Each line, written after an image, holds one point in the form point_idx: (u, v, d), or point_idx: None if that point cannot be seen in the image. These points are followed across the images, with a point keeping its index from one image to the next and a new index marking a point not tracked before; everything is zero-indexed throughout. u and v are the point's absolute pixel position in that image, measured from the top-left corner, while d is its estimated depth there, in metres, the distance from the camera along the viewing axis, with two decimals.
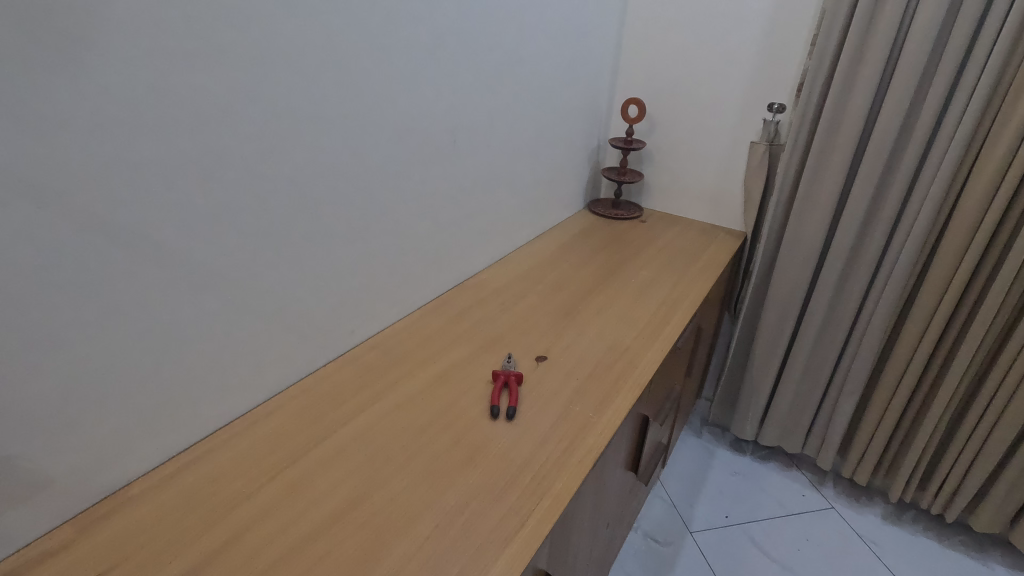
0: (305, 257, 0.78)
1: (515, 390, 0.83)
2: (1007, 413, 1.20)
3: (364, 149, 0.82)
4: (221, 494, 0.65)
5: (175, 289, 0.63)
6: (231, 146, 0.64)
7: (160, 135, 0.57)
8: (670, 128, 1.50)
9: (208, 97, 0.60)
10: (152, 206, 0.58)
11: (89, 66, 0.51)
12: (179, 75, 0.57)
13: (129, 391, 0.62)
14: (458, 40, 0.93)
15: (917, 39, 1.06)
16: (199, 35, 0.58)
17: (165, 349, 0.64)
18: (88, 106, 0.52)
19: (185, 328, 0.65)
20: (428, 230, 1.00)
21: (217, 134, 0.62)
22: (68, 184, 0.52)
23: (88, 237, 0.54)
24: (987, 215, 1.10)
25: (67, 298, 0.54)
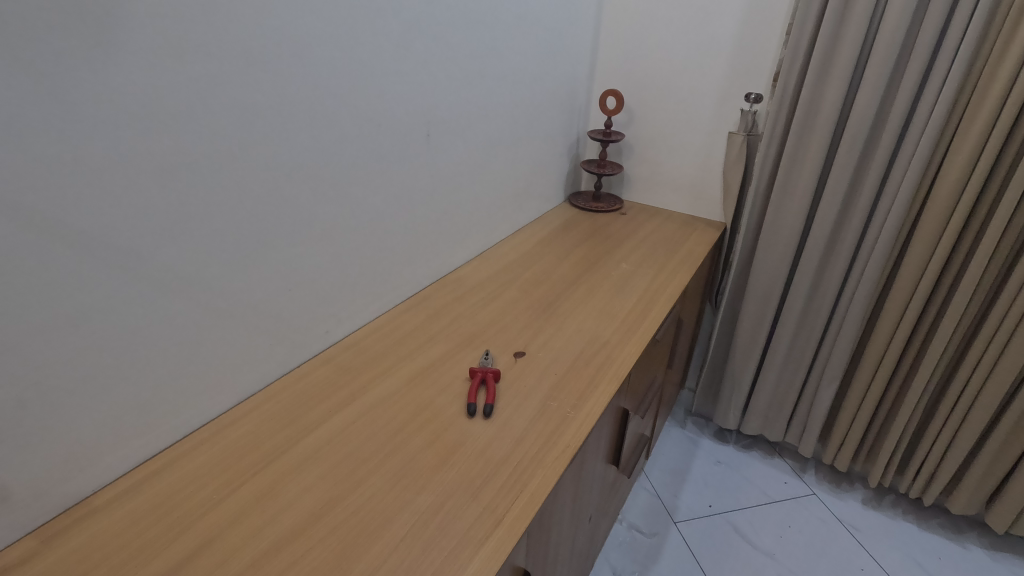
0: (276, 256, 0.76)
1: (492, 387, 0.82)
2: (982, 397, 1.21)
3: (335, 144, 0.81)
4: (193, 499, 0.64)
5: (139, 292, 0.61)
6: (196, 145, 0.62)
7: (119, 134, 0.56)
8: (649, 119, 1.49)
9: (168, 94, 0.58)
10: (110, 209, 0.57)
11: (36, 60, 0.49)
12: (136, 71, 0.55)
13: (94, 398, 0.60)
14: (430, 34, 0.92)
15: (890, 27, 1.06)
16: (157, 31, 0.56)
17: (128, 356, 0.62)
18: (33, 104, 0.49)
19: (151, 332, 0.64)
20: (403, 227, 0.98)
21: (177, 132, 0.60)
22: (22, 185, 0.50)
23: (44, 240, 0.53)
24: (961, 201, 1.11)
25: (19, 307, 0.52)
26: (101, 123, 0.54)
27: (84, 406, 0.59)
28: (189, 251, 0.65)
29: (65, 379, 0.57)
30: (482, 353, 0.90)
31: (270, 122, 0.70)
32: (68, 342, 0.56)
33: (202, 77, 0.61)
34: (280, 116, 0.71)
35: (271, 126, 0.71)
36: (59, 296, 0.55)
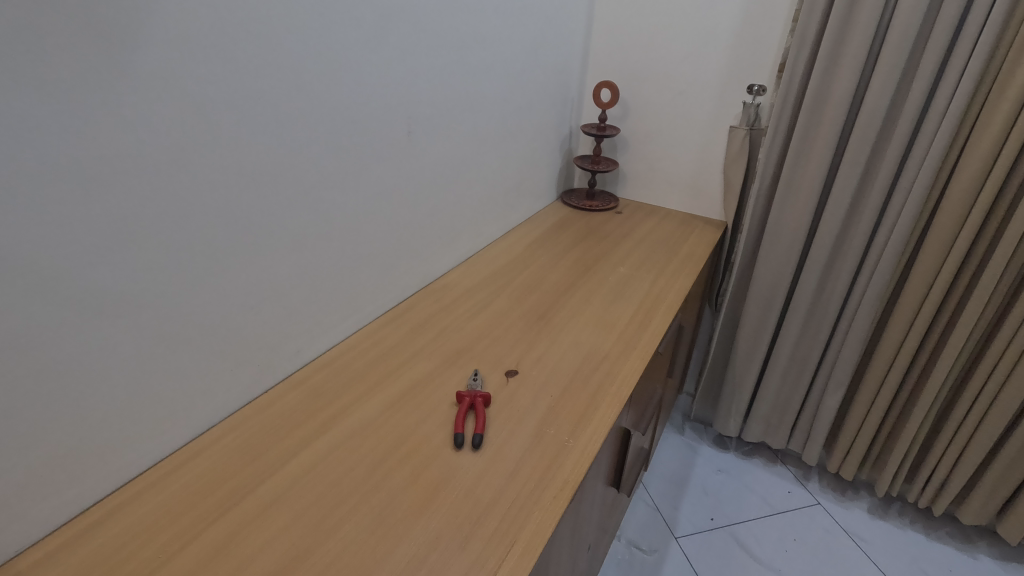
0: (234, 270, 0.67)
1: (482, 413, 0.74)
2: (997, 405, 1.16)
3: (302, 142, 0.71)
4: (137, 556, 0.56)
5: (71, 321, 0.53)
6: (136, 150, 0.54)
7: (38, 139, 0.47)
8: (645, 113, 1.41)
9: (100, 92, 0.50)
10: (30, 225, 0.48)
11: None
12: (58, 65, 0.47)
13: (19, 444, 0.52)
14: (410, 19, 0.83)
15: (906, 12, 0.99)
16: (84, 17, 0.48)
17: (54, 393, 0.53)
18: None
19: (89, 364, 0.55)
20: (382, 232, 0.90)
21: (111, 135, 0.52)
22: None
23: None
24: (979, 199, 1.05)
25: None
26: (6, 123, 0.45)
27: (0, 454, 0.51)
28: (128, 271, 0.56)
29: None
30: (470, 373, 0.82)
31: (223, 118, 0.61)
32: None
33: (132, 62, 0.52)
34: (235, 112, 0.62)
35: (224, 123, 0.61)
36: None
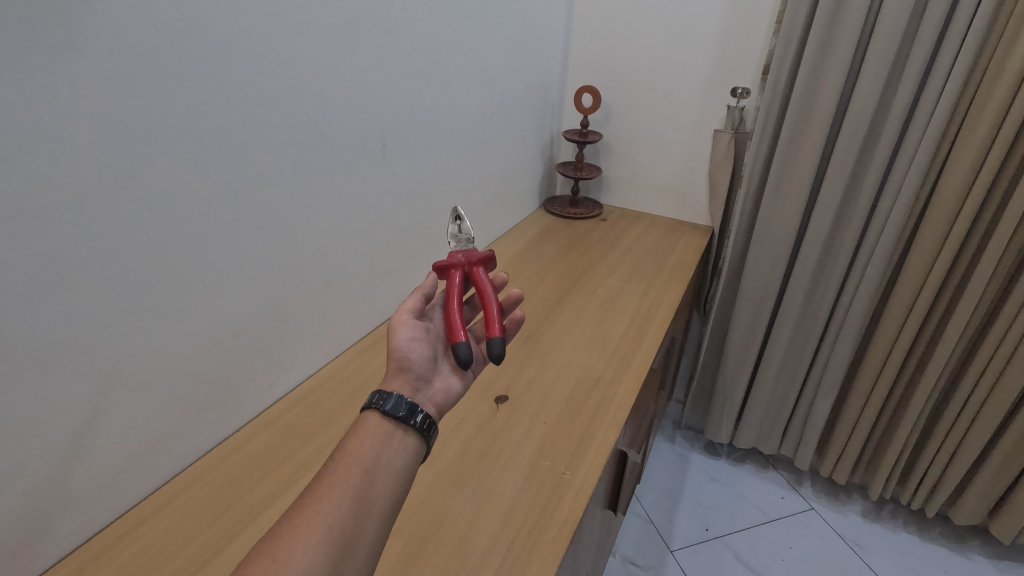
0: (197, 305, 0.62)
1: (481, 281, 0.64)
2: (988, 405, 1.16)
3: (265, 160, 0.66)
4: None
5: (22, 372, 0.48)
6: (91, 184, 0.49)
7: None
8: (627, 117, 1.38)
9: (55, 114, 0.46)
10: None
11: None
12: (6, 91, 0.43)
13: None
14: (383, 29, 0.79)
15: (893, 12, 0.97)
16: (38, 49, 0.44)
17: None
18: None
19: (48, 420, 0.51)
20: (359, 253, 0.85)
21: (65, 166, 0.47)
22: None
23: None
24: (968, 199, 1.03)
25: None
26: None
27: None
28: (69, 313, 0.50)
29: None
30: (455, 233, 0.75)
31: (178, 137, 0.55)
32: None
33: (65, 60, 0.45)
34: (189, 126, 0.56)
35: (178, 141, 0.55)
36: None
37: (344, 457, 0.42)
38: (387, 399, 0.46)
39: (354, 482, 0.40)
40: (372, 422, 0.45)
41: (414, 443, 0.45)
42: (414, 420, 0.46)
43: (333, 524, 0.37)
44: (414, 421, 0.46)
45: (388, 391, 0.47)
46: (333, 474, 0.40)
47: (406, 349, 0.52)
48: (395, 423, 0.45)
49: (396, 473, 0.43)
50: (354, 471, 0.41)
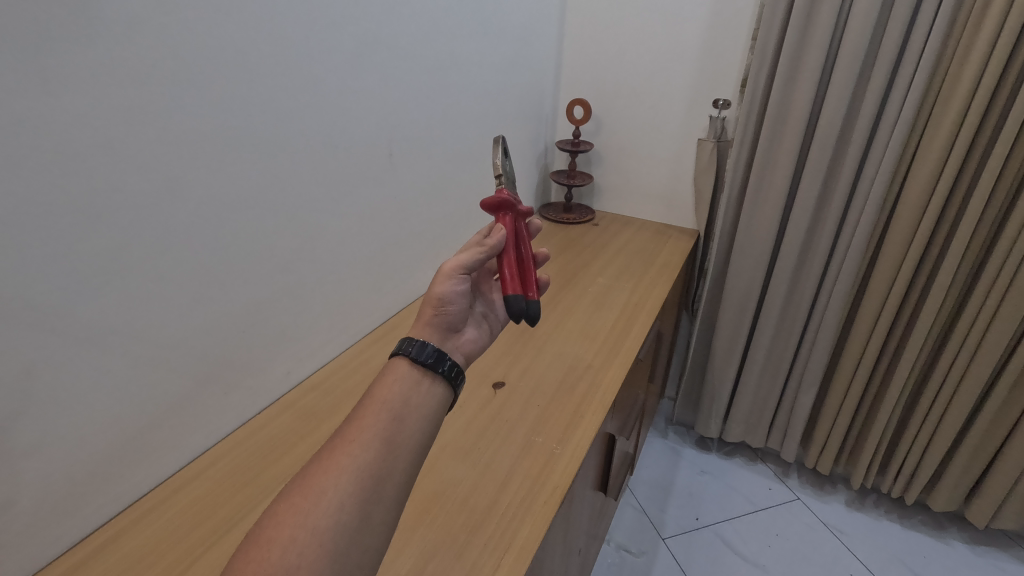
0: (225, 298, 0.70)
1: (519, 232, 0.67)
2: (958, 395, 1.23)
3: (284, 168, 0.74)
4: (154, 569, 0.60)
5: (82, 354, 0.56)
6: (144, 191, 0.57)
7: (69, 189, 0.51)
8: (616, 128, 1.47)
9: (117, 132, 0.54)
10: (58, 268, 0.52)
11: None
12: (80, 115, 0.51)
13: (38, 472, 0.55)
14: (389, 50, 0.87)
15: (856, 29, 1.05)
16: (107, 79, 0.52)
17: (37, 419, 0.53)
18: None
19: (101, 396, 0.58)
20: (367, 253, 0.94)
21: (125, 177, 0.55)
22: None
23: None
24: (931, 202, 1.11)
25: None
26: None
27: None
28: (122, 303, 0.58)
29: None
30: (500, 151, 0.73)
31: (212, 150, 0.63)
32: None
33: (127, 87, 0.53)
34: (221, 141, 0.64)
35: (212, 154, 0.63)
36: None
37: (375, 402, 0.48)
38: (414, 351, 0.52)
39: (382, 426, 0.46)
40: (401, 371, 0.51)
41: (437, 392, 0.52)
42: (437, 373, 0.52)
43: (362, 463, 0.44)
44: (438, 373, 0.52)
45: (416, 342, 0.53)
46: (363, 418, 0.47)
47: (452, 298, 0.58)
48: (420, 374, 0.51)
49: (421, 418, 0.49)
50: (382, 416, 0.47)
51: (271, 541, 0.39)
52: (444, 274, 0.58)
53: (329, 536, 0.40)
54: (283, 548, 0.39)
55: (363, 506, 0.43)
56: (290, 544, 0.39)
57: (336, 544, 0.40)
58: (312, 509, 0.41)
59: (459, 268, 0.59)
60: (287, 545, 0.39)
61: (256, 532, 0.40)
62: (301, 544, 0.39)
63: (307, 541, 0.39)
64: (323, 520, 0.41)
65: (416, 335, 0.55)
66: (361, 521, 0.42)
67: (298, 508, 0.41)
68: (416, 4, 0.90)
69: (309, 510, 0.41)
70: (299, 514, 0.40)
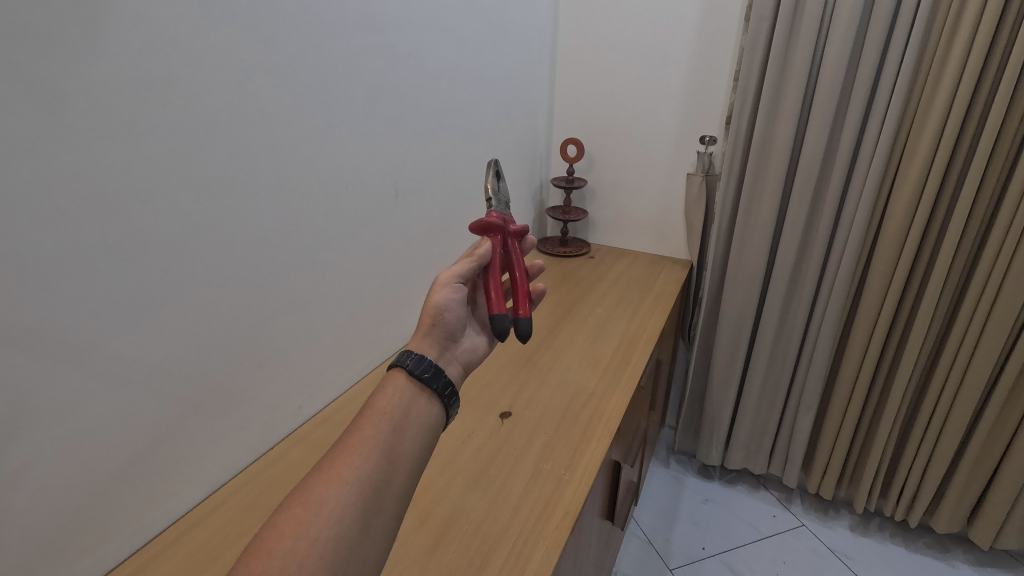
0: (240, 334, 0.73)
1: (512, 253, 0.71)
2: (952, 416, 1.26)
3: (297, 211, 0.78)
4: None
5: (109, 390, 0.58)
6: (169, 236, 0.61)
7: (104, 235, 0.55)
8: (608, 164, 1.53)
9: (149, 180, 0.58)
10: (92, 310, 0.55)
11: (41, 176, 0.49)
12: (118, 166, 0.55)
13: (63, 507, 0.56)
14: (394, 97, 0.92)
15: (830, 69, 1.12)
16: (143, 133, 0.56)
17: (66, 454, 0.56)
18: (39, 212, 0.50)
19: (124, 431, 0.60)
20: (374, 290, 0.97)
21: (154, 221, 0.59)
22: (21, 300, 0.50)
23: (28, 350, 0.51)
24: (912, 227, 1.16)
25: (20, 413, 0.51)
26: (27, 194, 0.49)
27: (13, 521, 0.53)
28: (147, 341, 0.61)
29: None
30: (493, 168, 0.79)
31: (230, 196, 0.67)
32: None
33: (161, 139, 0.58)
34: (239, 186, 0.68)
35: (230, 200, 0.67)
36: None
37: (376, 411, 0.49)
38: (410, 362, 0.52)
39: (381, 438, 0.47)
40: (400, 384, 0.51)
41: (435, 407, 0.52)
42: (435, 389, 0.52)
43: (362, 475, 0.44)
44: (434, 387, 0.52)
45: (413, 355, 0.53)
46: (363, 431, 0.47)
47: (450, 305, 0.59)
48: (416, 389, 0.51)
49: (420, 431, 0.49)
50: (381, 428, 0.47)
51: (271, 553, 0.39)
52: (441, 283, 0.59)
53: (329, 549, 0.40)
54: (282, 559, 0.39)
55: (363, 518, 0.43)
56: (290, 556, 0.39)
57: (335, 556, 0.40)
58: (312, 522, 0.41)
59: (453, 279, 0.60)
60: (286, 556, 0.39)
61: (259, 541, 0.40)
62: (301, 556, 0.39)
63: (307, 553, 0.39)
64: (324, 532, 0.41)
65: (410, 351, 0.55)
66: (361, 533, 0.42)
67: (298, 519, 0.41)
68: (419, 54, 0.96)
69: (310, 522, 0.41)
70: (300, 527, 0.41)
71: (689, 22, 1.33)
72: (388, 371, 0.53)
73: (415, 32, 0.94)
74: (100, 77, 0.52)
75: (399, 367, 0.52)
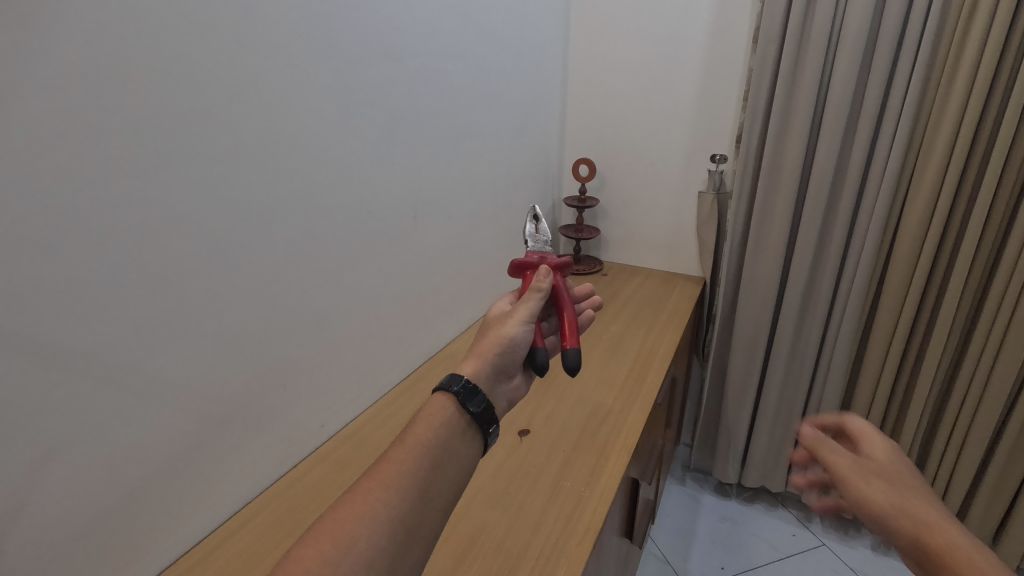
0: (267, 354, 0.75)
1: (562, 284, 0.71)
2: (973, 432, 1.24)
3: (321, 234, 0.80)
4: None
5: (144, 409, 0.60)
6: (200, 258, 0.64)
7: (140, 257, 0.57)
8: (619, 183, 1.56)
9: (184, 206, 0.61)
10: (131, 331, 0.58)
11: (88, 207, 0.52)
12: (157, 193, 0.58)
13: (97, 523, 0.58)
14: (413, 123, 0.96)
15: (838, 89, 1.14)
16: (178, 162, 0.59)
17: (103, 470, 0.58)
18: (87, 239, 0.53)
19: (157, 449, 0.63)
20: (394, 309, 0.99)
21: (188, 246, 0.62)
22: (67, 323, 0.52)
23: (70, 371, 0.53)
24: (925, 242, 1.16)
25: (64, 429, 0.54)
26: (73, 222, 0.52)
27: (51, 537, 0.54)
28: (180, 361, 0.63)
29: (13, 495, 0.51)
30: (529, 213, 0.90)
31: (259, 221, 0.70)
32: (31, 466, 0.52)
33: (193, 166, 0.61)
34: (268, 212, 0.71)
35: (259, 225, 0.70)
36: (20, 418, 0.50)
37: (412, 446, 0.49)
38: (455, 386, 0.54)
39: (419, 475, 0.48)
40: (439, 417, 0.52)
41: (473, 444, 0.53)
42: (476, 419, 0.53)
43: (394, 509, 0.45)
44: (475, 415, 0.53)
45: (461, 379, 0.54)
46: (401, 465, 0.48)
47: (521, 339, 0.60)
48: (459, 420, 0.53)
49: (456, 469, 0.50)
50: (419, 465, 0.48)
51: None
52: (516, 318, 0.61)
53: None
54: None
55: (391, 558, 0.44)
56: None
57: None
58: (339, 560, 0.42)
59: (529, 312, 0.62)
60: None
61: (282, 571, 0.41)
62: None
63: None
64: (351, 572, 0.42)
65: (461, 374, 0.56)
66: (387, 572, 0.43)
67: (326, 555, 0.42)
68: (436, 81, 1.00)
69: (336, 559, 0.42)
70: (325, 562, 0.41)
71: (697, 44, 1.35)
72: (433, 394, 0.54)
73: (432, 60, 0.97)
74: (141, 111, 0.55)
75: (444, 392, 0.54)
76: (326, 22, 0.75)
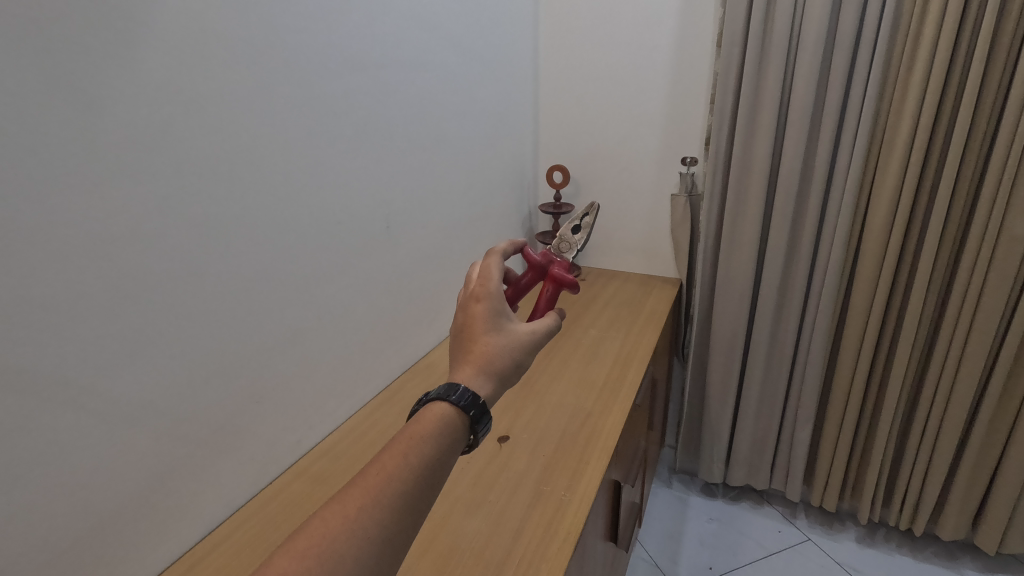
0: (239, 371, 0.74)
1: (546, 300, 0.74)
2: (947, 420, 1.26)
3: (291, 248, 0.80)
4: None
5: (112, 428, 0.59)
6: (169, 273, 0.63)
7: (104, 273, 0.56)
8: (593, 189, 1.57)
9: (150, 221, 0.60)
10: (95, 350, 0.56)
11: (46, 222, 0.51)
12: (120, 207, 0.57)
13: (62, 548, 0.56)
14: (383, 134, 0.96)
15: (801, 89, 1.17)
16: (143, 175, 0.59)
17: (69, 492, 0.56)
18: (48, 255, 0.52)
19: (127, 469, 0.61)
20: (369, 321, 0.99)
21: (154, 259, 0.61)
22: (27, 343, 0.51)
23: (28, 393, 0.52)
24: (892, 235, 1.19)
25: (24, 451, 0.52)
26: (30, 238, 0.50)
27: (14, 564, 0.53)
28: (149, 378, 0.62)
29: None
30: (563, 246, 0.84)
31: (227, 235, 0.70)
32: None
33: (158, 178, 0.60)
34: (235, 226, 0.71)
35: (227, 238, 0.70)
36: None
37: (405, 457, 0.47)
38: (456, 395, 0.52)
39: (411, 490, 0.46)
40: (433, 428, 0.50)
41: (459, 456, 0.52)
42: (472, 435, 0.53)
43: (382, 532, 0.43)
44: (474, 429, 0.53)
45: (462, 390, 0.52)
46: (392, 477, 0.45)
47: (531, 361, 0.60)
48: (455, 430, 0.51)
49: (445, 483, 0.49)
50: (412, 479, 0.46)
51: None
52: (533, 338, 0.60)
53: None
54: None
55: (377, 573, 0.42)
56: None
57: None
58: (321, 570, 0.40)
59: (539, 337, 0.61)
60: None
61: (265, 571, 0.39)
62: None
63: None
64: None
65: (465, 380, 0.54)
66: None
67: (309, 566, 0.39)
68: (405, 91, 1.00)
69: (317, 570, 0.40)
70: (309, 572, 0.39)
71: (664, 50, 1.38)
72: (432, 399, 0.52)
73: (400, 70, 0.97)
74: (103, 125, 0.55)
75: (444, 402, 0.52)
76: (290, 34, 0.75)
